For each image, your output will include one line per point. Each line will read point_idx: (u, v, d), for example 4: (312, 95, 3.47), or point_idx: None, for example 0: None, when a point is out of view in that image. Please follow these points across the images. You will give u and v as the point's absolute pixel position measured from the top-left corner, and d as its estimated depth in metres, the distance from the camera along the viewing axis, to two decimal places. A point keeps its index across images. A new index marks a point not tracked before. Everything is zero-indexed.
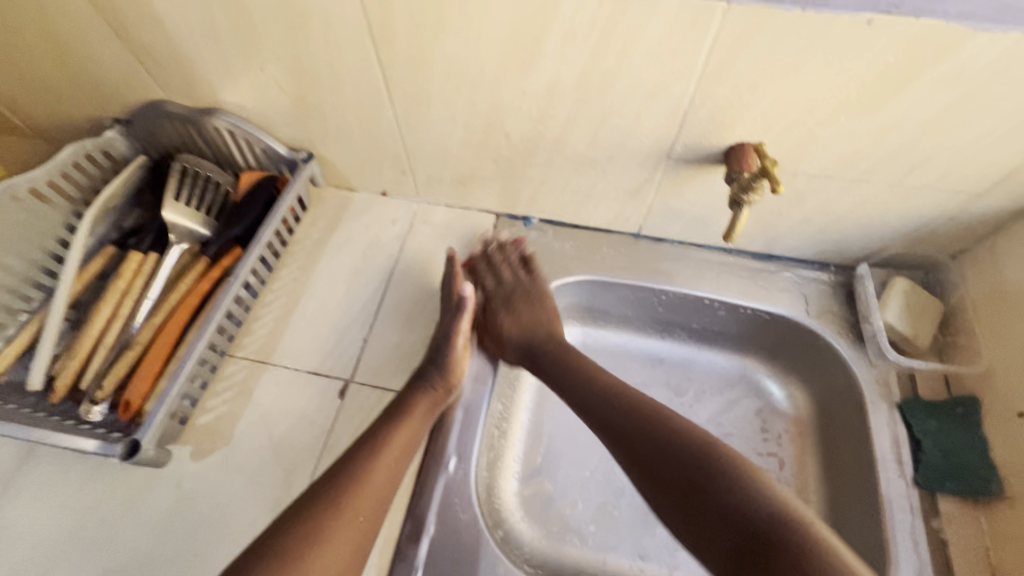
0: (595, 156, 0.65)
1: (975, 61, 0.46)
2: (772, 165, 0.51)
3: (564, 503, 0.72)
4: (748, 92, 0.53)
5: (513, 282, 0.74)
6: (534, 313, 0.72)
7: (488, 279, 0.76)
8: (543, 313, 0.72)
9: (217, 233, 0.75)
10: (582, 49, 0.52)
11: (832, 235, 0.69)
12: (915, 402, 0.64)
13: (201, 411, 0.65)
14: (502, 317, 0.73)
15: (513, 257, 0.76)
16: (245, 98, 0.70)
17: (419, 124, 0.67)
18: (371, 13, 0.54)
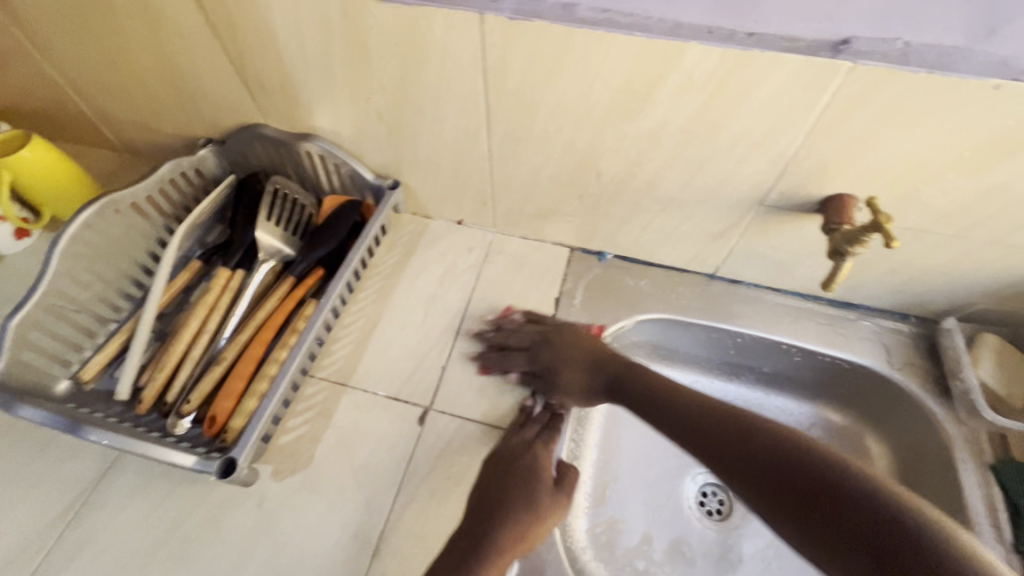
0: (686, 198, 0.66)
1: None
2: (886, 220, 0.51)
3: (634, 546, 0.71)
4: (860, 144, 0.53)
5: (566, 281, 0.75)
6: None
7: (510, 354, 0.69)
8: None
9: (302, 254, 0.77)
10: (696, 97, 0.54)
11: (916, 287, 0.69)
12: (1011, 465, 0.61)
13: (282, 430, 0.65)
14: (565, 316, 0.72)
15: (512, 322, 0.73)
16: (341, 126, 0.73)
17: (512, 158, 0.69)
18: (488, 55, 0.56)
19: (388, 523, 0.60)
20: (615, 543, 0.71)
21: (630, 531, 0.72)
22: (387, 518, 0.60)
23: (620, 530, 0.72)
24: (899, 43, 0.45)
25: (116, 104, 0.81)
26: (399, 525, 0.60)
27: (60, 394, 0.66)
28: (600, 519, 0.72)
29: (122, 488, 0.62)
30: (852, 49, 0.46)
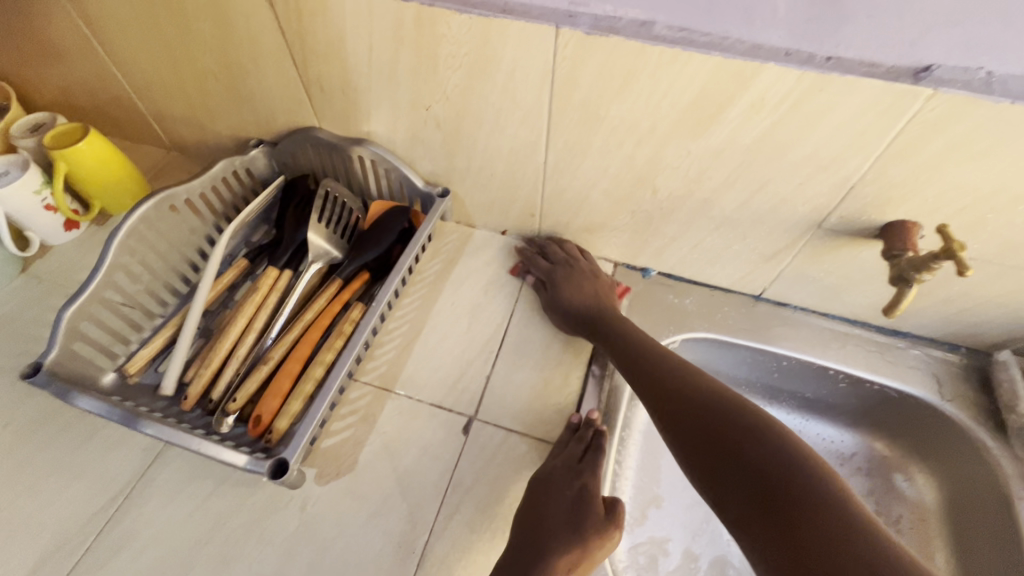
0: (741, 218, 0.66)
1: None
2: (959, 248, 0.50)
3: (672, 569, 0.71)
4: (930, 172, 0.53)
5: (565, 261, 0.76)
6: (594, 289, 0.73)
7: (545, 262, 0.77)
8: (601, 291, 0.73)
9: (349, 257, 0.77)
10: (765, 118, 0.54)
11: (971, 318, 0.68)
12: None
13: (326, 434, 0.65)
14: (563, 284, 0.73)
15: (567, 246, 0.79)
16: (396, 132, 0.74)
17: (566, 171, 0.69)
18: (558, 68, 0.57)
19: (432, 533, 0.59)
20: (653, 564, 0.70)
21: (668, 553, 0.72)
22: (431, 528, 0.59)
23: (658, 551, 0.71)
24: (982, 72, 0.45)
25: (172, 103, 0.82)
26: (444, 535, 0.59)
27: (106, 386, 0.66)
28: (640, 541, 0.70)
29: (166, 483, 0.61)
30: (933, 76, 0.46)
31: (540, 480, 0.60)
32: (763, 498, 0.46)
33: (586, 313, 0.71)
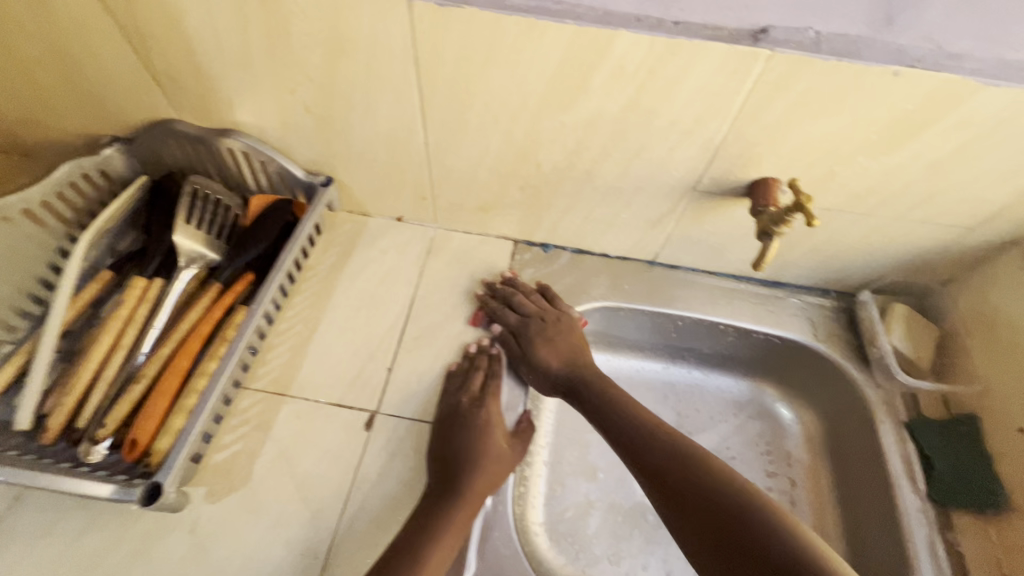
0: (623, 186, 0.67)
1: (987, 111, 0.51)
2: (806, 200, 0.54)
3: (589, 532, 0.72)
4: (779, 130, 0.56)
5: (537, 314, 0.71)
6: (573, 344, 0.69)
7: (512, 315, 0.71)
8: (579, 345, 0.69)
9: (228, 259, 0.71)
10: (627, 85, 0.55)
11: (836, 263, 0.74)
12: (921, 420, 0.68)
13: (216, 448, 0.61)
14: (540, 348, 0.68)
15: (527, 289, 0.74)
16: (265, 120, 0.68)
17: (448, 151, 0.67)
18: (418, 43, 0.54)
19: (337, 535, 0.57)
20: (573, 530, 0.72)
21: (590, 518, 0.74)
22: (336, 530, 0.57)
23: (577, 517, 0.73)
24: (811, 32, 0.48)
25: None
26: (350, 535, 0.57)
27: None
28: (562, 508, 0.73)
29: (30, 527, 0.55)
30: (770, 38, 0.48)
31: (450, 411, 0.64)
32: (725, 553, 0.45)
33: (567, 380, 0.66)
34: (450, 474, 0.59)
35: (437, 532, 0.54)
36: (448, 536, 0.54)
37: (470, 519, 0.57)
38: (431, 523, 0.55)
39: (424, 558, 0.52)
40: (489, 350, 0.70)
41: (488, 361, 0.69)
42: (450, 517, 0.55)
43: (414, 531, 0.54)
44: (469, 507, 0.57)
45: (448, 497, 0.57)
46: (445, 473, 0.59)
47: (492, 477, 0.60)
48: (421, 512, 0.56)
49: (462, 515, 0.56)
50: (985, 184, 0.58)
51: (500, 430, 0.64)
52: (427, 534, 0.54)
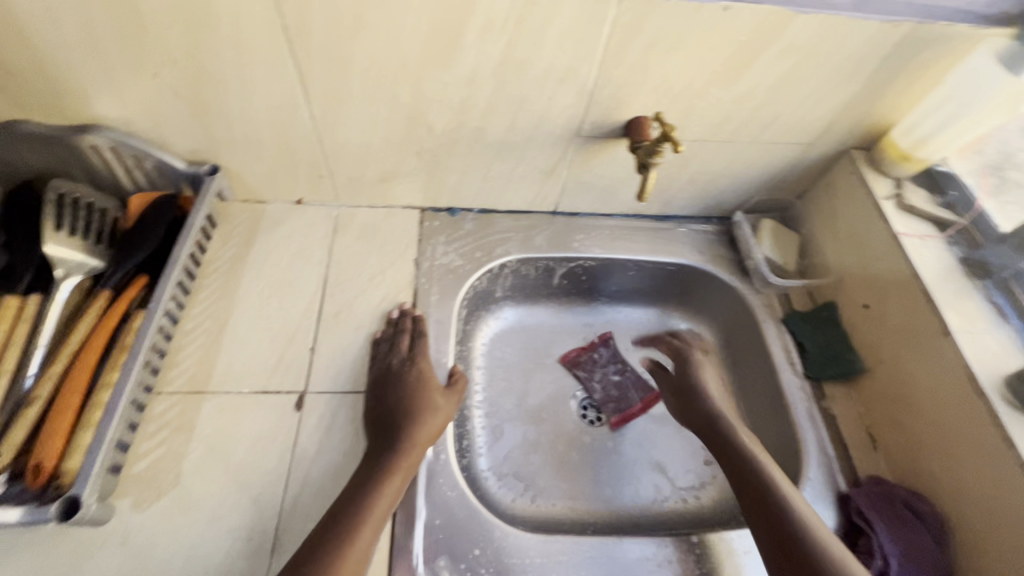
0: (513, 140, 0.71)
1: (803, 36, 0.59)
2: (670, 130, 0.61)
3: (530, 468, 0.77)
4: (640, 71, 0.62)
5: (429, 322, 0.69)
6: None
7: (404, 342, 0.69)
8: None
9: (115, 264, 0.67)
10: (498, 39, 0.57)
11: (712, 190, 0.83)
12: (795, 314, 0.79)
13: (134, 457, 0.58)
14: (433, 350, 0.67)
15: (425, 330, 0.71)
16: (131, 111, 0.64)
17: (337, 124, 0.67)
18: (284, 11, 0.54)
19: (283, 514, 0.57)
20: (517, 470, 0.77)
21: (531, 455, 0.78)
22: (280, 510, 0.57)
23: (518, 458, 0.78)
24: None
25: None
26: (296, 510, 0.57)
27: None
28: (504, 452, 0.77)
29: None
30: None
31: (381, 375, 0.65)
32: None
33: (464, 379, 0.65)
34: (389, 429, 0.60)
35: (379, 481, 0.56)
36: (392, 483, 0.56)
37: (412, 465, 0.59)
38: (373, 474, 0.56)
39: (368, 504, 0.54)
40: (411, 313, 0.72)
41: (411, 327, 0.70)
42: (390, 465, 0.57)
43: (358, 483, 0.56)
44: (409, 454, 0.59)
45: (387, 449, 0.58)
46: (383, 430, 0.60)
47: (430, 425, 0.62)
48: (364, 467, 0.57)
49: (403, 462, 0.58)
50: (814, 102, 0.68)
51: (432, 383, 0.66)
52: (370, 484, 0.55)
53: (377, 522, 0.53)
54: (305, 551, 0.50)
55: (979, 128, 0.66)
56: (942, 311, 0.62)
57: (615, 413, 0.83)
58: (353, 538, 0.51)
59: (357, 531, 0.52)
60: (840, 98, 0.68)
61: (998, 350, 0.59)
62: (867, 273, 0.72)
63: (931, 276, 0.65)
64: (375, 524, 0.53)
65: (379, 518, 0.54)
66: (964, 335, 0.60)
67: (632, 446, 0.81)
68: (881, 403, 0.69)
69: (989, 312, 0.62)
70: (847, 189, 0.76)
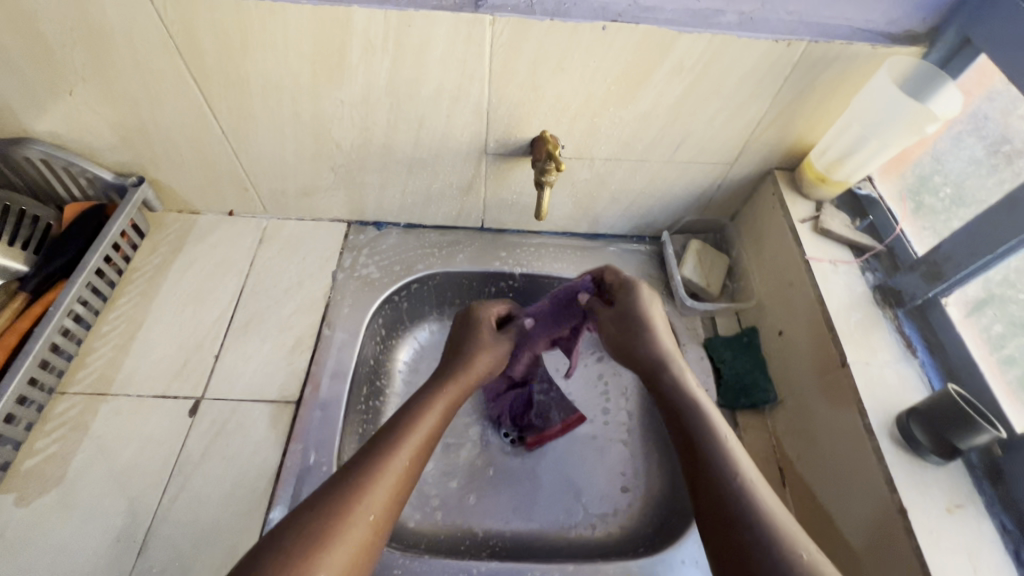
0: (423, 156, 0.72)
1: (691, 56, 0.58)
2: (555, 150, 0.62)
3: (439, 486, 0.76)
4: (532, 90, 0.62)
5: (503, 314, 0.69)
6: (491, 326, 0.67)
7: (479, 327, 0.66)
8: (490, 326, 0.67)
9: (37, 268, 0.70)
10: (383, 59, 0.59)
11: (638, 209, 0.81)
12: (717, 338, 0.76)
13: (26, 454, 0.61)
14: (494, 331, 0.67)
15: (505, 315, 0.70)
16: (57, 126, 0.68)
17: (248, 139, 0.69)
18: (174, 34, 0.56)
19: (156, 518, 0.58)
20: (424, 486, 0.76)
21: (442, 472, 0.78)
22: (155, 513, 0.59)
23: (428, 474, 0.77)
24: None
25: None
26: (170, 515, 0.59)
27: None
28: None
29: None
30: (489, 4, 0.54)
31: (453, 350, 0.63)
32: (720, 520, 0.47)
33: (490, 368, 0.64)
34: (380, 433, 0.52)
35: (360, 490, 0.47)
36: (372, 499, 0.47)
37: (401, 480, 0.49)
38: (357, 482, 0.47)
39: (344, 519, 0.45)
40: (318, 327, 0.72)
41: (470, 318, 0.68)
42: (414, 429, 0.53)
43: (328, 492, 0.46)
44: (442, 403, 0.57)
45: (400, 433, 0.52)
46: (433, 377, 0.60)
47: (470, 372, 0.62)
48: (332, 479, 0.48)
49: (386, 476, 0.49)
50: (722, 121, 0.66)
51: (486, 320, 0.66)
52: (344, 495, 0.46)
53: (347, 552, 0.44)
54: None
55: (890, 150, 0.62)
56: (841, 341, 0.58)
57: (531, 432, 0.81)
58: (365, 498, 0.46)
59: (356, 510, 0.45)
60: (749, 119, 0.66)
61: (897, 384, 0.56)
62: (783, 299, 0.69)
63: (836, 305, 0.61)
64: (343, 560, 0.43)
65: (357, 543, 0.44)
66: (861, 367, 0.57)
67: (547, 466, 0.80)
68: (789, 436, 0.65)
69: (895, 343, 0.59)
70: (769, 211, 0.73)
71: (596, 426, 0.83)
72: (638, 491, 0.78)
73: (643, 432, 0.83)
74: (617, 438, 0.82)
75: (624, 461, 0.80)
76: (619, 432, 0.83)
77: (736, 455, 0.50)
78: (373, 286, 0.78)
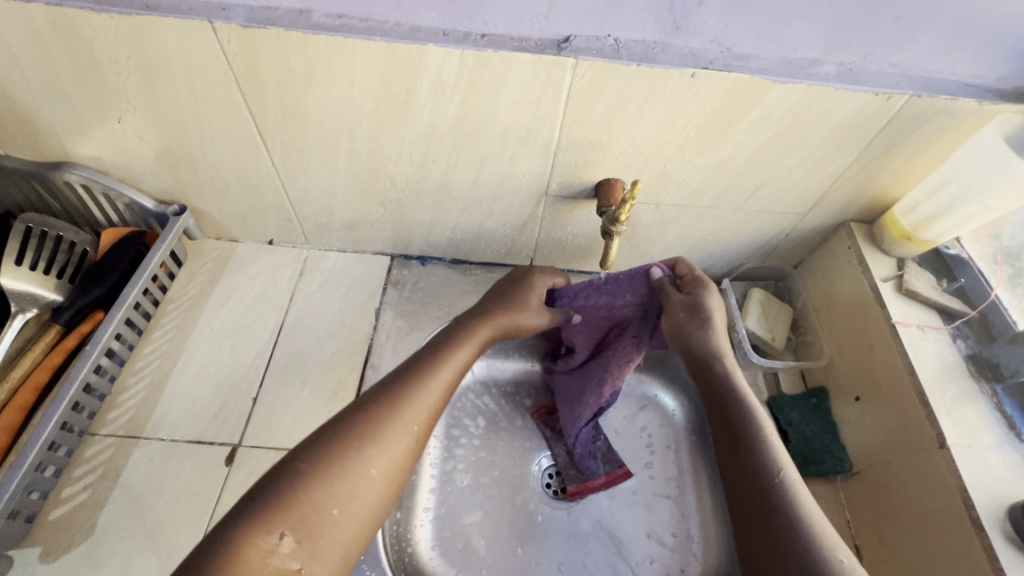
0: (480, 195, 0.68)
1: (781, 106, 0.54)
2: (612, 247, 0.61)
3: (480, 541, 0.71)
4: (605, 133, 0.58)
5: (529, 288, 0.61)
6: (527, 292, 0.61)
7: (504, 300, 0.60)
8: (523, 288, 0.61)
9: (72, 298, 0.67)
10: (452, 98, 0.55)
11: (698, 254, 0.77)
12: (780, 397, 0.71)
13: (53, 503, 0.57)
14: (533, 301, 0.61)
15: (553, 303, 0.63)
16: (100, 150, 0.65)
17: (299, 171, 0.66)
18: (234, 65, 0.53)
19: None
20: (468, 540, 0.71)
21: (480, 527, 0.72)
22: None
23: (472, 525, 0.72)
24: (610, 40, 0.51)
25: None
26: None
27: None
28: (452, 521, 0.72)
29: None
30: (572, 46, 0.51)
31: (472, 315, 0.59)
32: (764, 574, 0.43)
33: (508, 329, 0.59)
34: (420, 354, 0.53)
35: (401, 402, 0.48)
36: (412, 414, 0.48)
37: (436, 399, 0.50)
38: (404, 394, 0.49)
39: (381, 427, 0.46)
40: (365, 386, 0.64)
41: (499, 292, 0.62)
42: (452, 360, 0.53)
43: (381, 403, 0.48)
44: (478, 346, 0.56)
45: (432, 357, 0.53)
46: (466, 318, 0.58)
47: (508, 328, 0.59)
48: (380, 387, 0.49)
49: (424, 392, 0.50)
50: (802, 172, 0.62)
51: (530, 284, 0.61)
52: (389, 405, 0.48)
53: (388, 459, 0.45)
54: (302, 484, 0.42)
55: (989, 212, 0.59)
56: (937, 419, 0.54)
57: (575, 481, 0.75)
58: (401, 419, 0.47)
59: (397, 425, 0.47)
60: (831, 171, 0.62)
61: (1002, 471, 0.52)
62: (863, 363, 0.65)
63: (929, 377, 0.57)
64: (390, 462, 0.46)
65: (404, 453, 0.47)
66: (962, 450, 0.53)
67: (592, 522, 0.74)
68: (871, 513, 0.60)
69: (997, 423, 0.55)
70: (843, 266, 0.70)
71: (645, 480, 0.78)
72: (691, 557, 0.72)
73: (696, 487, 0.77)
74: (666, 494, 0.76)
75: (675, 520, 0.74)
76: (670, 488, 0.77)
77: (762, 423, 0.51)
78: (417, 326, 0.74)
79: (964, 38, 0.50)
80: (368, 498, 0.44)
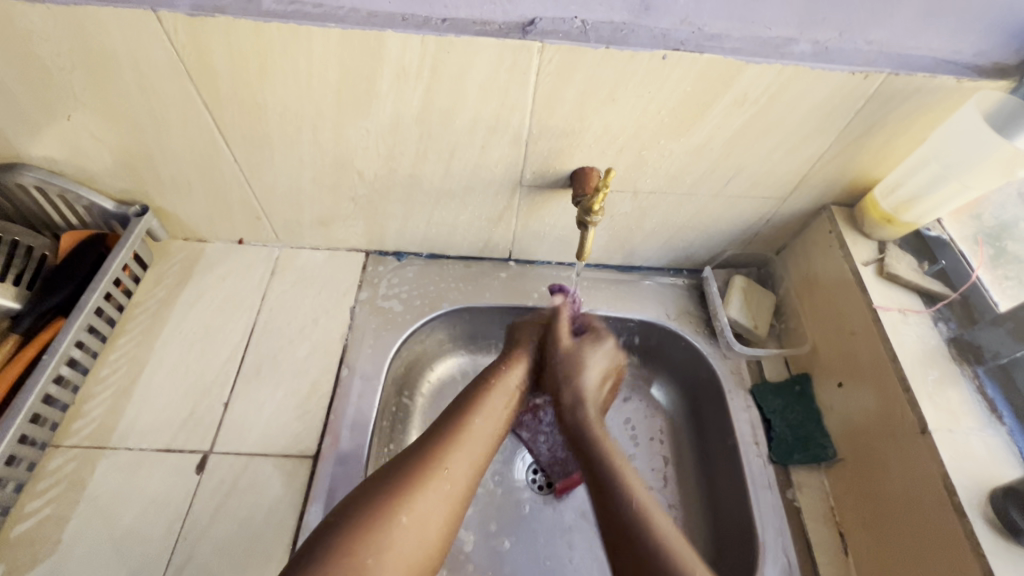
0: (452, 187, 0.66)
1: (755, 89, 0.53)
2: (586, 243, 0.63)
3: (463, 539, 0.70)
4: (577, 121, 0.56)
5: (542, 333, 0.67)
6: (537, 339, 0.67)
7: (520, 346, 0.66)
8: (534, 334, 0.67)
9: (29, 306, 0.65)
10: (416, 87, 0.53)
11: (678, 242, 0.75)
12: (763, 385, 0.70)
13: (15, 519, 0.55)
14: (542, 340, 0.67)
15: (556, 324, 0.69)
16: (52, 150, 0.62)
17: (262, 168, 0.64)
18: (185, 56, 0.51)
19: None
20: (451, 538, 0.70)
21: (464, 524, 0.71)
22: None
23: None
24: (577, 22, 0.49)
25: None
26: None
27: None
28: None
29: None
30: (538, 29, 0.49)
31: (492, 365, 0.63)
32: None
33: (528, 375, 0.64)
34: (461, 402, 0.58)
35: (448, 452, 0.52)
36: (453, 470, 0.51)
37: (479, 448, 0.55)
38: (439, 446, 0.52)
39: (426, 476, 0.49)
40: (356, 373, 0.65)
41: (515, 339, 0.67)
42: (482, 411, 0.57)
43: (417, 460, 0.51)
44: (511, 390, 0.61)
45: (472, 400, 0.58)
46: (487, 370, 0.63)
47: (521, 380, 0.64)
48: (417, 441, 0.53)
49: (464, 443, 0.54)
50: (780, 156, 0.61)
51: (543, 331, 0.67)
52: (423, 462, 0.50)
53: (432, 510, 0.48)
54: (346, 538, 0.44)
55: (969, 193, 0.58)
56: (919, 404, 0.54)
57: (562, 476, 0.74)
58: (439, 476, 0.50)
59: (434, 481, 0.49)
60: (809, 155, 0.60)
61: (984, 455, 0.52)
62: (845, 349, 0.64)
63: (910, 362, 0.57)
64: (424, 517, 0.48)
65: (442, 508, 0.49)
66: (944, 435, 0.52)
67: (577, 516, 0.73)
68: (854, 499, 0.60)
69: (978, 406, 0.55)
70: (824, 251, 0.69)
71: None
72: None
73: None
74: None
75: None
76: None
77: (631, 475, 0.54)
78: (394, 323, 0.72)
79: (941, 12, 0.48)
80: (414, 545, 0.46)
